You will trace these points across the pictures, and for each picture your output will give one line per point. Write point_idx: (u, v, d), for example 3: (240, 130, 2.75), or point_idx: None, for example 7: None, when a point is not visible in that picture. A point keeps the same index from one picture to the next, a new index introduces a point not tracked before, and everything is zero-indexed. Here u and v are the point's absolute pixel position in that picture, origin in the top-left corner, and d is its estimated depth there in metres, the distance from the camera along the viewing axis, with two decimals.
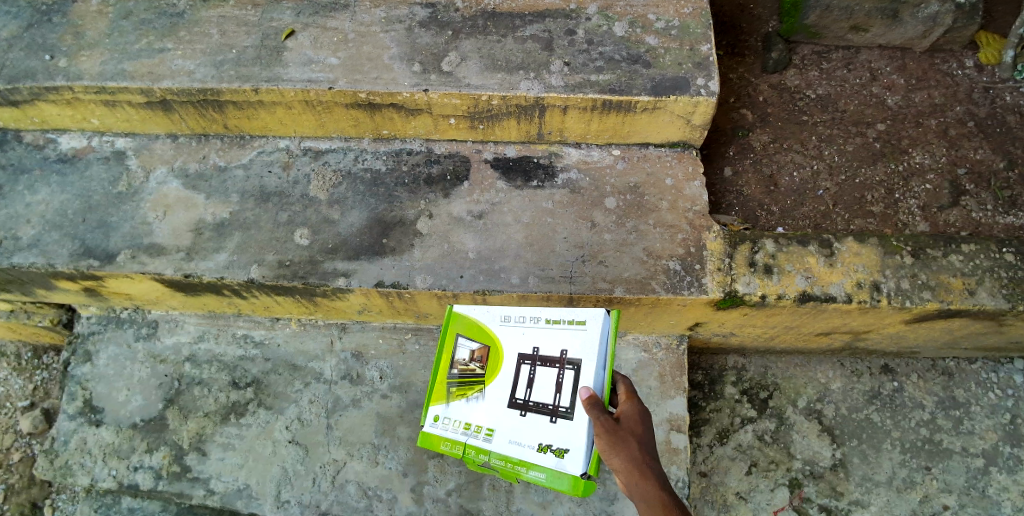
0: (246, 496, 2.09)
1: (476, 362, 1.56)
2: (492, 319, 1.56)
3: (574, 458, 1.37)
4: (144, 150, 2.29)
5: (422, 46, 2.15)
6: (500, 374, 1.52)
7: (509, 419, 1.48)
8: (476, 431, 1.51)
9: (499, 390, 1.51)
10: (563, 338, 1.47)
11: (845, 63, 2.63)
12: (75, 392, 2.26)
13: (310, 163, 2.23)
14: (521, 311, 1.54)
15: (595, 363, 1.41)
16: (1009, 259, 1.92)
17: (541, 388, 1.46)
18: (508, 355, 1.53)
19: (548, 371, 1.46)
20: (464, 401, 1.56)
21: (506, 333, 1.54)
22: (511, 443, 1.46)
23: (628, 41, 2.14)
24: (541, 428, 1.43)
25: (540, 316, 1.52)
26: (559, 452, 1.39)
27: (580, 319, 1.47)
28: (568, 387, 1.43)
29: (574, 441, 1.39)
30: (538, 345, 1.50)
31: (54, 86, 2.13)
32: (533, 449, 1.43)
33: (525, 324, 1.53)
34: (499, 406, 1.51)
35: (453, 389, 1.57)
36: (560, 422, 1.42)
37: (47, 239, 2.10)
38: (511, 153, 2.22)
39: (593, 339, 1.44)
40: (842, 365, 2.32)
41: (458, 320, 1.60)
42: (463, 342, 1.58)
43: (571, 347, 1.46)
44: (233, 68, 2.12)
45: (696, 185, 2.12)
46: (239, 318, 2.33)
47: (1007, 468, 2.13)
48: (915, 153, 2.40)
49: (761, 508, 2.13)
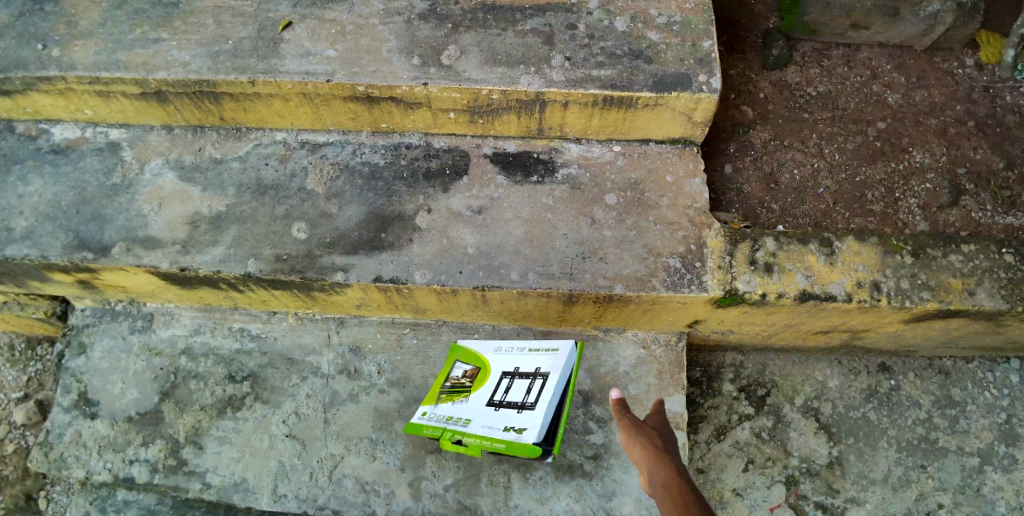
0: (243, 490, 2.09)
1: (467, 377, 1.91)
2: (486, 348, 1.95)
3: (530, 432, 1.59)
4: (138, 141, 2.27)
5: (422, 39, 2.12)
6: (485, 384, 1.85)
7: (484, 413, 1.76)
8: (456, 421, 1.78)
9: (481, 394, 1.82)
10: (538, 359, 1.81)
11: (844, 61, 2.61)
12: (70, 385, 2.24)
13: (308, 156, 2.21)
14: (511, 342, 1.92)
15: (558, 376, 1.71)
16: (1008, 260, 1.92)
17: (515, 391, 1.76)
18: (494, 371, 1.87)
19: (524, 381, 1.78)
20: (451, 404, 1.86)
21: (496, 356, 1.90)
22: (483, 427, 1.71)
23: (631, 36, 2.11)
24: (509, 416, 1.70)
25: (527, 347, 1.87)
26: (520, 429, 1.63)
27: (552, 347, 1.82)
28: (535, 388, 1.72)
29: (532, 421, 1.63)
30: (518, 364, 1.83)
31: (47, 76, 2.09)
32: (499, 429, 1.67)
33: (513, 351, 1.88)
34: (478, 405, 1.79)
35: (443, 396, 1.89)
36: (525, 412, 1.68)
37: (39, 232, 2.08)
38: (511, 148, 2.21)
39: (561, 359, 1.77)
40: (839, 363, 2.32)
41: (459, 350, 1.98)
42: (458, 364, 1.96)
43: (544, 364, 1.78)
44: (230, 59, 2.09)
45: (697, 182, 2.12)
46: (235, 311, 2.31)
47: (1001, 467, 2.15)
48: (916, 152, 2.39)
49: (757, 505, 2.14)
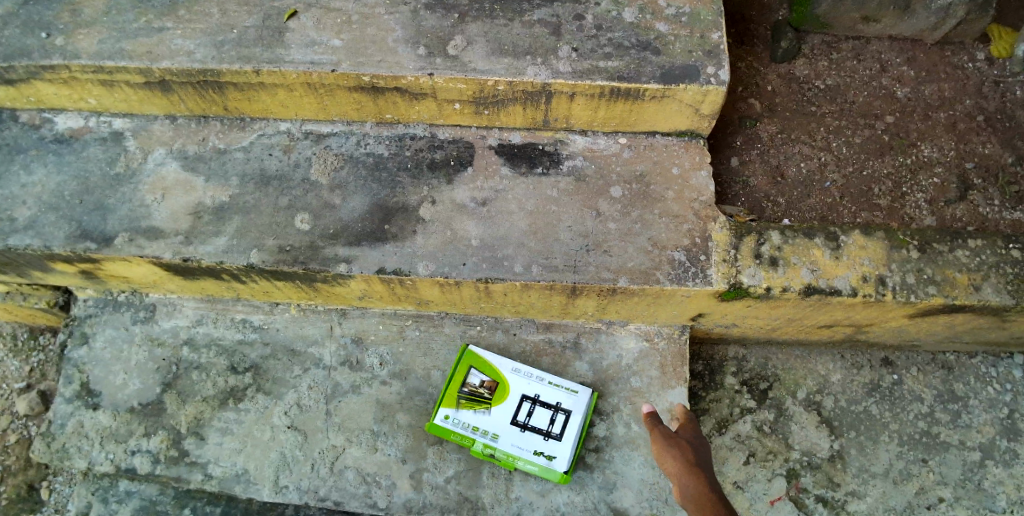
0: (245, 481, 2.09)
1: (484, 387, 2.06)
2: (505, 365, 2.09)
3: (560, 462, 1.98)
4: (142, 131, 2.26)
5: (428, 29, 2.11)
6: (505, 401, 2.05)
7: (511, 431, 2.01)
8: (484, 433, 2.01)
9: (504, 410, 2.03)
10: (560, 395, 2.06)
11: (854, 54, 2.59)
12: (72, 375, 2.24)
13: (313, 147, 2.20)
14: (530, 368, 2.09)
15: (579, 417, 2.03)
16: (1014, 255, 1.92)
17: (539, 418, 2.02)
18: (513, 394, 2.06)
19: (545, 411, 2.04)
20: (472, 411, 2.03)
21: (515, 378, 2.08)
22: (513, 446, 2.00)
23: (638, 27, 2.10)
24: (537, 442, 2.00)
25: (545, 377, 2.08)
26: (550, 456, 1.99)
27: (574, 387, 2.07)
28: (560, 424, 2.02)
29: (561, 451, 1.99)
30: (540, 392, 2.06)
31: (51, 65, 2.08)
32: (529, 451, 1.99)
33: (532, 377, 2.08)
34: (502, 421, 2.02)
35: (462, 401, 2.04)
36: (551, 440, 2.00)
37: (43, 221, 2.07)
38: (516, 140, 2.20)
39: (582, 401, 2.05)
40: (842, 358, 2.31)
41: (472, 356, 2.11)
42: (474, 372, 2.08)
43: (565, 401, 2.05)
44: (235, 48, 2.08)
45: (702, 175, 2.11)
46: (238, 302, 2.31)
47: (1003, 462, 2.15)
48: (924, 146, 2.38)
49: (758, 498, 2.13)
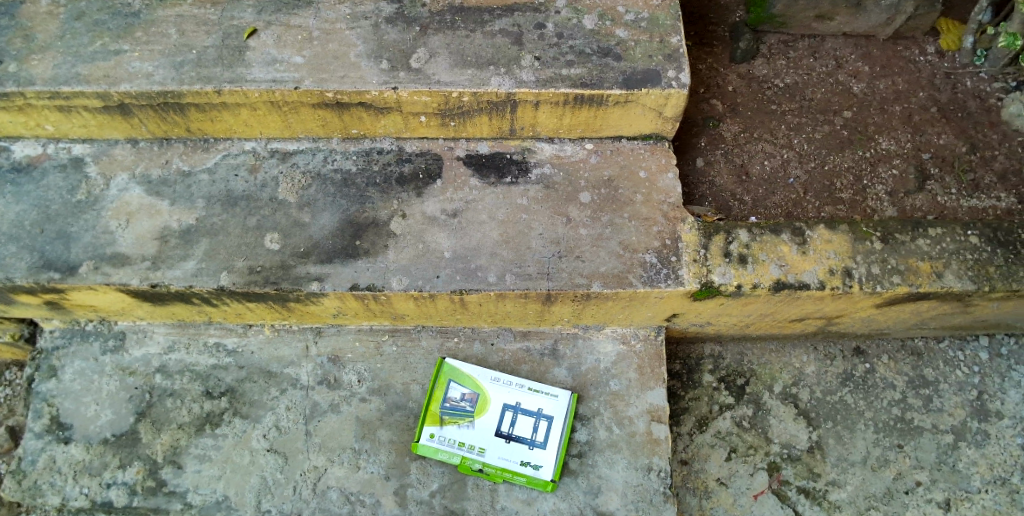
0: (225, 508, 2.05)
1: (465, 401, 2.07)
2: (484, 376, 2.09)
3: (547, 470, 2.00)
4: (103, 156, 2.22)
5: (390, 43, 2.11)
6: (487, 413, 2.05)
7: (496, 443, 2.02)
8: (470, 448, 2.01)
9: (487, 421, 2.04)
10: (541, 400, 2.07)
11: (811, 52, 2.65)
12: (41, 409, 2.17)
13: (279, 165, 2.18)
14: (509, 376, 2.10)
15: (561, 422, 2.05)
16: (974, 242, 1.97)
17: (522, 427, 2.04)
18: (495, 403, 2.06)
19: (528, 418, 2.05)
20: (456, 427, 2.03)
21: (495, 388, 2.08)
22: (500, 458, 2.01)
23: (598, 34, 2.12)
24: (523, 451, 2.01)
25: (525, 383, 2.08)
26: (537, 465, 2.01)
27: (554, 391, 2.08)
28: (542, 431, 2.04)
29: (547, 460, 2.01)
30: (522, 400, 2.06)
31: (4, 92, 2.03)
32: (516, 462, 2.01)
33: (512, 384, 2.08)
34: (486, 433, 2.03)
35: (445, 417, 2.04)
36: (536, 448, 2.02)
37: (2, 253, 2.01)
38: (484, 150, 2.20)
39: (562, 405, 2.07)
40: (815, 350, 2.36)
41: (451, 369, 2.10)
42: (455, 386, 2.08)
43: (546, 407, 2.07)
44: (194, 69, 2.05)
45: (670, 177, 2.13)
46: (210, 325, 2.27)
47: (975, 442, 2.21)
48: (882, 139, 2.45)
49: (741, 492, 2.16)
